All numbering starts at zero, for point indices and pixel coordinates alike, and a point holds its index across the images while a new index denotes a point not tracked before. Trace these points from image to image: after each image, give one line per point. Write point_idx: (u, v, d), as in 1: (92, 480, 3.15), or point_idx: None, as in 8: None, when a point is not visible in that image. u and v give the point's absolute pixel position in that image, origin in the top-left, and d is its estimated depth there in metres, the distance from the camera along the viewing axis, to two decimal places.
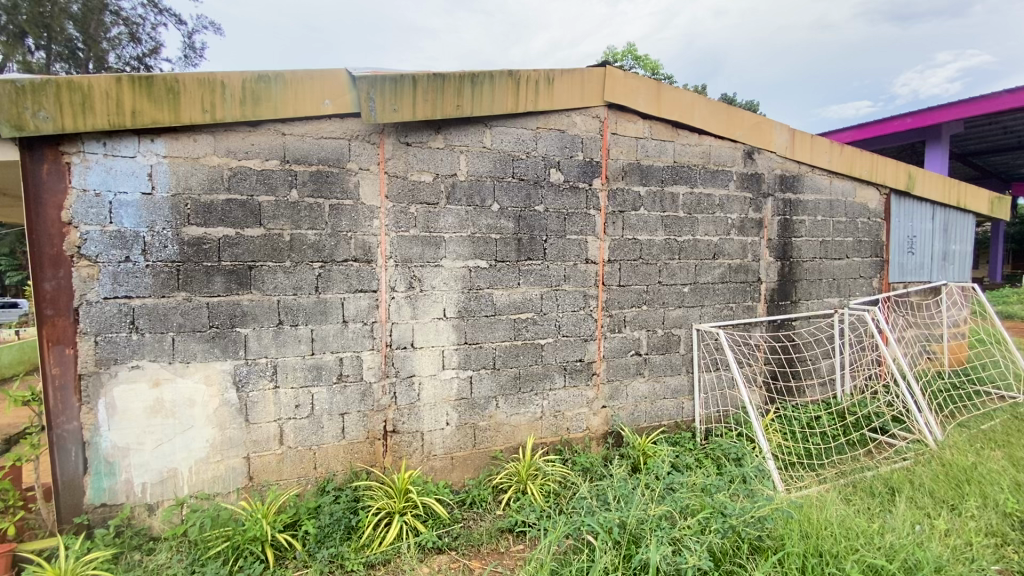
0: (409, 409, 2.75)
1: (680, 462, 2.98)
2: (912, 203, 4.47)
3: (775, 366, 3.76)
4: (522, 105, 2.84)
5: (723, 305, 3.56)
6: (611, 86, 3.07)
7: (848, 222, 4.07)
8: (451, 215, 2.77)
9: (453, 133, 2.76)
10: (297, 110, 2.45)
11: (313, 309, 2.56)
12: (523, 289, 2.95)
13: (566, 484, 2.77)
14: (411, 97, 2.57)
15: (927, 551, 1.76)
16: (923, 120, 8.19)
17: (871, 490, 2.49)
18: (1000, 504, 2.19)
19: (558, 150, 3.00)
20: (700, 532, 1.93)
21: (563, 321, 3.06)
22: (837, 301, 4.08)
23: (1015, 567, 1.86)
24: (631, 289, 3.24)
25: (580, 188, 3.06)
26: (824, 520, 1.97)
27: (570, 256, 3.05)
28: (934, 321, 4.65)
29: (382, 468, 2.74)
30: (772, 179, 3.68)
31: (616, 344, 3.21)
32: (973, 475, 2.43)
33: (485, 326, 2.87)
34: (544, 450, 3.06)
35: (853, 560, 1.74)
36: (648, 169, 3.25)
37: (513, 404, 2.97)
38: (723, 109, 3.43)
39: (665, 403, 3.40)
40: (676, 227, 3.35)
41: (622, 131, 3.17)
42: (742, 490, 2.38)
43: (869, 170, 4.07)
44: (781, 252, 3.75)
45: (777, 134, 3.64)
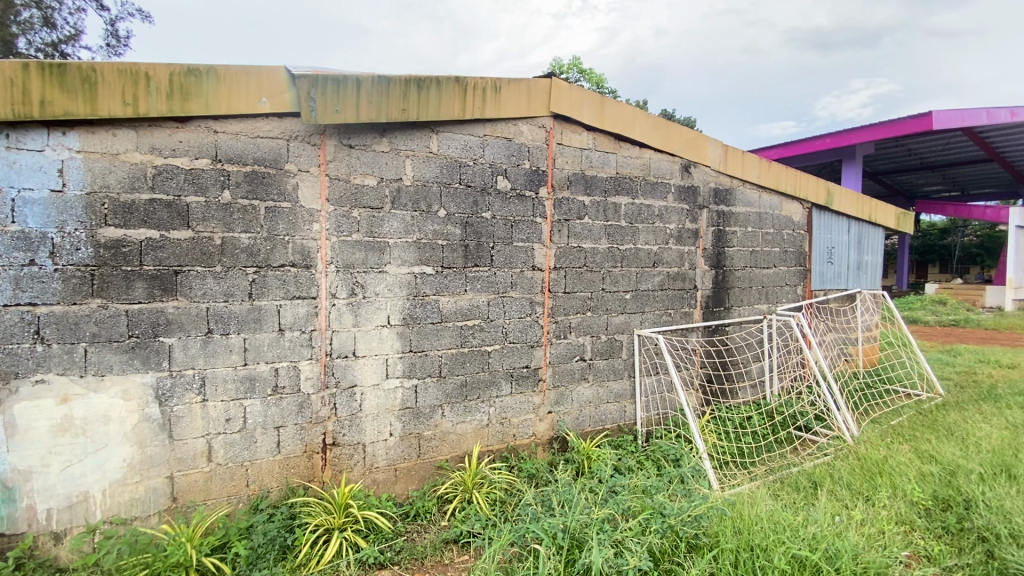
0: (350, 420, 2.65)
1: (623, 464, 3.04)
2: (830, 217, 4.84)
3: (710, 369, 3.92)
4: (468, 112, 2.83)
5: (662, 311, 3.70)
6: (557, 96, 3.13)
7: (775, 234, 4.34)
8: (396, 221, 2.71)
9: (398, 136, 2.71)
10: (231, 107, 2.33)
11: (246, 317, 2.42)
12: (470, 295, 2.93)
13: (511, 491, 2.76)
14: (354, 99, 2.50)
15: (845, 541, 1.87)
16: (839, 140, 8.90)
17: (796, 485, 2.65)
18: (907, 494, 2.38)
19: (505, 158, 3.01)
20: (640, 533, 1.98)
21: (510, 328, 3.06)
22: (766, 307, 4.34)
23: (922, 553, 2.02)
24: (576, 296, 3.30)
25: (527, 196, 3.09)
26: (754, 516, 2.07)
27: (517, 263, 3.06)
28: (850, 326, 5.05)
29: (320, 482, 2.62)
30: (706, 192, 3.87)
31: (562, 350, 3.26)
32: (885, 467, 2.63)
33: (430, 333, 2.82)
34: (490, 457, 3.04)
35: (782, 551, 1.83)
36: (592, 179, 3.33)
37: (459, 412, 2.93)
38: (663, 123, 3.58)
39: (608, 408, 3.47)
40: (619, 236, 3.46)
41: (568, 141, 3.23)
42: (680, 491, 2.47)
43: (793, 185, 4.38)
44: (715, 261, 3.95)
45: (711, 149, 3.84)
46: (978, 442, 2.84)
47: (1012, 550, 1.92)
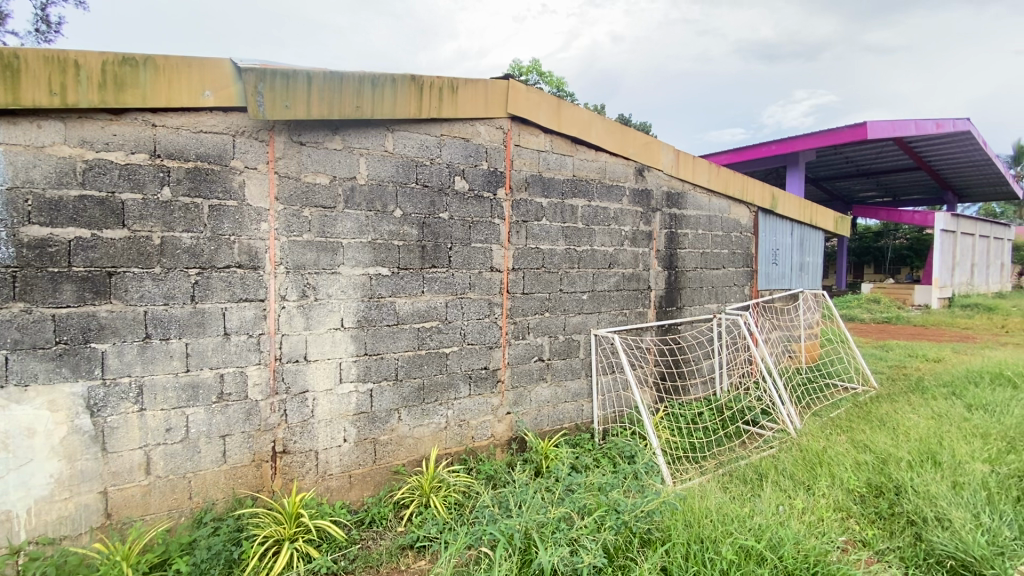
0: (302, 427, 2.56)
1: (580, 463, 3.07)
2: (775, 220, 5.08)
3: (664, 367, 4.03)
4: (425, 111, 2.80)
5: (618, 311, 3.78)
6: (514, 98, 3.13)
7: (725, 236, 4.51)
8: (349, 220, 2.64)
9: (351, 134, 2.65)
10: (171, 99, 2.21)
11: (188, 321, 2.30)
12: (427, 297, 2.89)
13: (469, 494, 2.74)
14: (305, 95, 2.42)
15: (788, 529, 1.96)
16: (785, 147, 9.34)
17: (743, 478, 2.75)
18: (844, 482, 2.52)
19: (462, 158, 3.00)
20: (595, 530, 2.01)
21: (468, 329, 3.04)
22: (716, 306, 4.51)
23: (857, 537, 2.14)
24: (534, 296, 3.31)
25: (485, 197, 3.09)
26: (704, 508, 2.14)
27: (475, 264, 3.05)
28: (794, 324, 5.31)
29: (270, 492, 2.52)
30: (660, 195, 3.97)
31: (520, 351, 3.26)
32: (824, 458, 2.78)
33: (386, 335, 2.77)
34: (448, 460, 3.01)
35: (730, 542, 1.89)
36: (550, 181, 3.35)
37: (416, 415, 2.88)
38: (618, 127, 3.65)
39: (566, 407, 3.51)
40: (575, 237, 3.50)
41: (525, 143, 3.24)
42: (634, 487, 2.52)
43: (741, 189, 4.56)
44: (668, 262, 4.07)
45: (664, 154, 3.95)
46: (907, 432, 3.04)
47: (936, 532, 2.06)
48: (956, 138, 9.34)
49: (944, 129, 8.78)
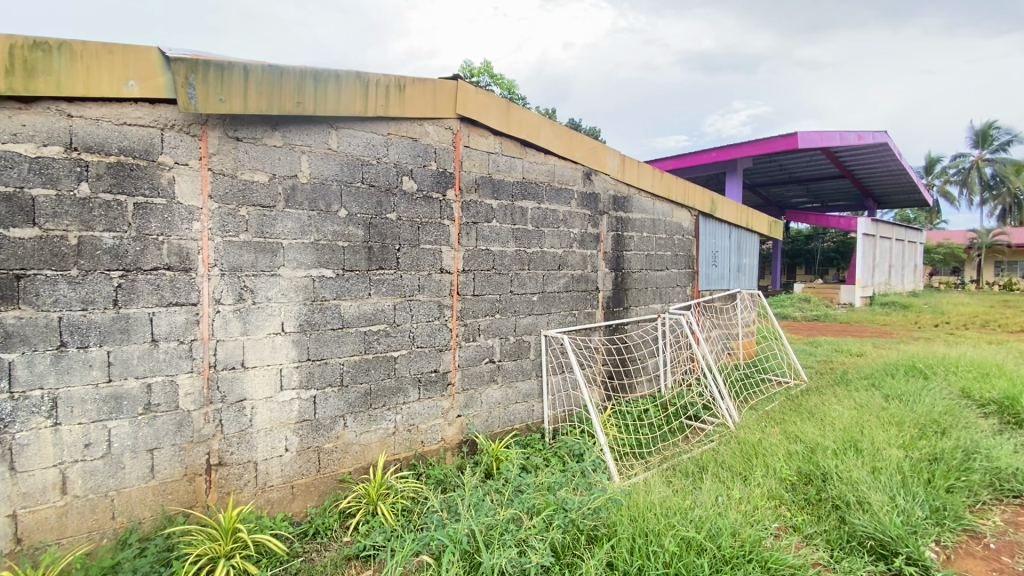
0: (239, 437, 2.43)
1: (530, 463, 3.08)
2: (715, 224, 5.31)
3: (611, 366, 4.14)
4: (371, 109, 2.73)
5: (567, 312, 3.83)
6: (462, 99, 3.11)
7: (668, 239, 4.68)
8: (290, 220, 2.54)
9: (292, 131, 2.54)
10: (89, 88, 2.04)
11: (110, 327, 2.14)
12: (374, 299, 2.82)
13: (418, 499, 2.68)
14: (241, 89, 2.31)
15: (725, 519, 2.05)
16: (725, 154, 9.76)
17: (685, 471, 2.86)
18: (777, 471, 2.67)
19: (410, 158, 2.95)
20: (543, 530, 2.02)
21: (417, 332, 2.99)
22: (660, 306, 4.68)
23: (789, 523, 2.26)
24: (484, 298, 3.30)
25: (434, 198, 3.05)
26: (648, 503, 2.20)
27: (424, 265, 3.00)
28: (732, 322, 5.59)
29: (204, 507, 2.38)
30: (606, 198, 4.07)
31: (470, 353, 3.24)
32: (759, 449, 2.93)
33: (331, 340, 2.67)
34: (396, 466, 2.94)
35: (672, 535, 1.94)
36: (499, 183, 3.36)
37: (362, 422, 2.80)
38: (566, 131, 3.70)
39: (517, 408, 3.52)
40: (525, 239, 3.52)
41: (474, 145, 3.23)
42: (582, 485, 2.57)
43: (683, 195, 4.74)
44: (615, 264, 4.18)
45: (610, 158, 4.04)
46: (833, 422, 3.25)
47: (857, 515, 2.21)
48: (875, 149, 10.11)
49: (865, 141, 9.48)
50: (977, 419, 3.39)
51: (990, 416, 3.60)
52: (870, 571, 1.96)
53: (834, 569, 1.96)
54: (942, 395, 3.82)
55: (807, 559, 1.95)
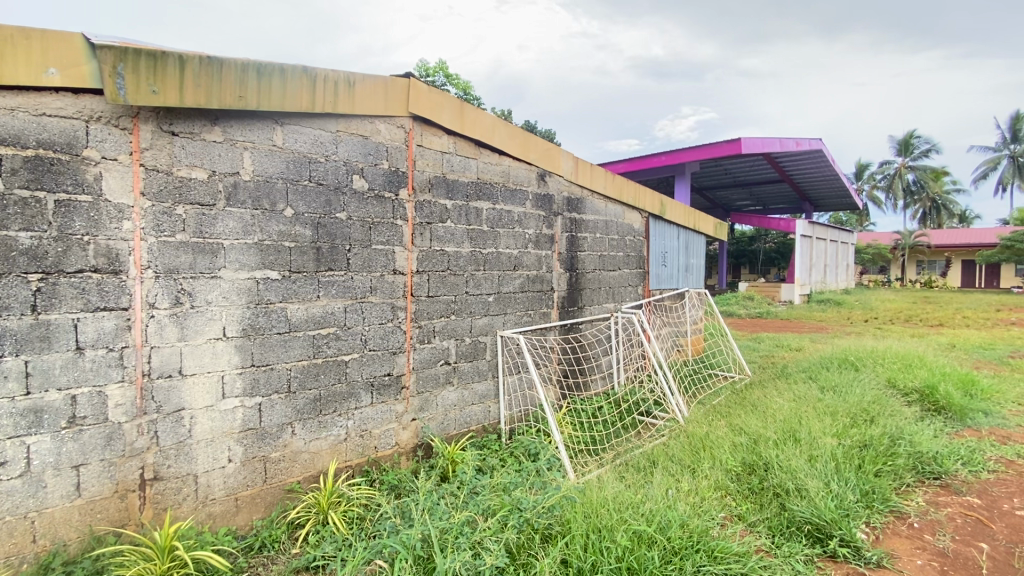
0: (176, 449, 2.30)
1: (485, 464, 3.07)
2: (664, 225, 5.48)
3: (566, 365, 4.20)
4: (319, 105, 2.64)
5: (523, 312, 3.85)
6: (415, 97, 3.06)
7: (620, 240, 4.79)
8: (232, 219, 2.42)
9: (233, 126, 2.42)
10: (2, 75, 1.87)
11: (29, 335, 1.97)
12: (324, 302, 2.73)
13: (371, 506, 2.62)
14: (176, 80, 2.18)
15: (675, 511, 2.11)
16: (674, 158, 10.13)
17: (637, 466, 2.93)
18: (723, 462, 2.78)
19: (361, 156, 2.87)
20: (498, 531, 2.02)
21: (369, 335, 2.92)
22: (613, 306, 4.78)
23: (734, 512, 2.36)
24: (439, 299, 3.27)
25: (386, 197, 2.98)
26: (601, 499, 2.23)
27: (376, 267, 2.93)
28: (681, 320, 5.79)
29: (137, 525, 2.22)
30: (560, 200, 4.12)
31: (425, 355, 3.20)
32: (706, 442, 3.05)
33: (277, 345, 2.57)
34: (349, 473, 2.86)
35: (624, 529, 1.97)
36: (453, 183, 3.33)
37: (312, 429, 2.70)
38: (520, 133, 3.72)
39: (473, 409, 3.50)
40: (480, 240, 3.51)
41: (428, 144, 3.19)
42: (536, 484, 2.58)
43: (634, 196, 4.86)
44: (569, 264, 4.23)
45: (563, 160, 4.09)
46: (774, 414, 3.42)
47: (796, 501, 2.33)
48: (811, 155, 10.73)
49: (802, 148, 10.04)
50: (901, 407, 3.65)
51: (912, 404, 3.89)
52: (808, 554, 2.07)
53: (775, 554, 2.06)
54: (871, 385, 4.09)
55: (751, 546, 2.03)
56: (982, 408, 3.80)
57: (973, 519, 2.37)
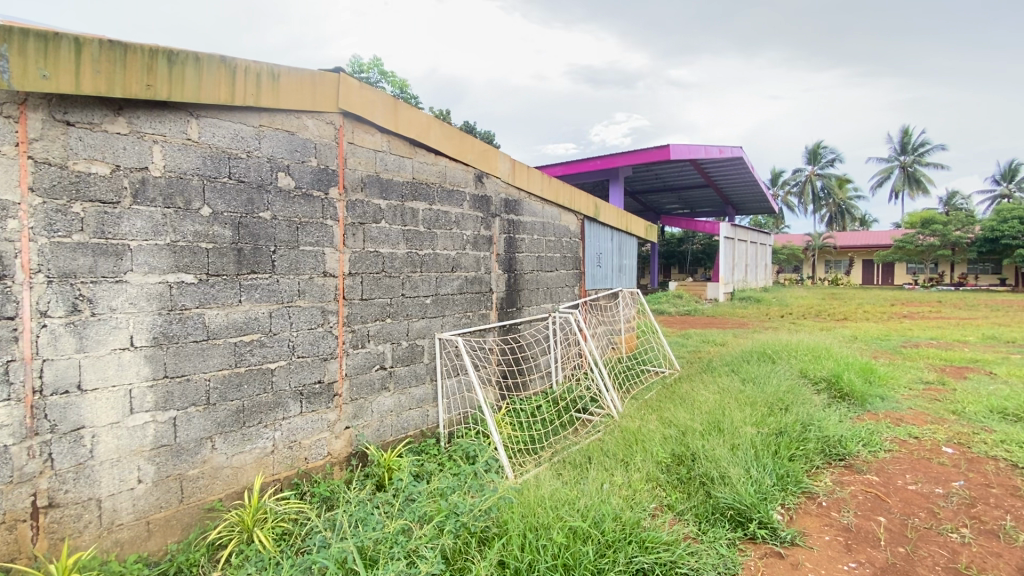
0: (75, 472, 2.07)
1: (422, 470, 3.01)
2: (598, 227, 5.64)
3: (505, 366, 4.21)
4: (240, 98, 2.48)
5: (461, 314, 3.82)
6: (345, 94, 2.95)
7: (557, 241, 4.87)
8: (139, 218, 2.22)
9: (141, 117, 2.23)
10: None
11: None
12: (246, 307, 2.57)
13: (301, 520, 2.48)
14: (72, 65, 1.98)
15: (608, 505, 2.16)
16: (609, 162, 10.45)
17: (574, 463, 2.99)
18: (654, 455, 2.89)
19: (287, 153, 2.73)
20: (434, 537, 1.99)
21: (298, 341, 2.79)
22: (550, 306, 4.86)
23: (664, 503, 2.46)
24: (374, 302, 3.17)
25: (314, 196, 2.85)
26: (538, 498, 2.25)
27: (304, 269, 2.80)
28: (615, 319, 5.98)
29: (28, 559, 1.99)
30: (497, 201, 4.13)
31: (359, 360, 3.09)
32: (639, 436, 3.16)
33: (193, 354, 2.39)
34: (277, 487, 2.71)
35: (560, 526, 2.00)
36: (387, 183, 3.25)
37: (234, 442, 2.53)
38: (455, 133, 3.68)
39: (410, 414, 3.43)
40: (417, 241, 3.44)
41: (360, 142, 3.09)
42: (474, 487, 2.56)
43: (569, 199, 4.96)
44: (507, 265, 4.25)
45: (500, 162, 4.10)
46: (700, 407, 3.60)
47: (720, 488, 2.46)
48: (733, 162, 11.44)
49: (725, 155, 10.69)
50: (812, 396, 3.96)
51: (821, 392, 4.23)
52: (730, 538, 2.19)
53: (701, 540, 2.16)
54: (786, 376, 4.41)
55: (678, 534, 2.12)
56: (879, 394, 4.21)
57: (872, 495, 2.61)
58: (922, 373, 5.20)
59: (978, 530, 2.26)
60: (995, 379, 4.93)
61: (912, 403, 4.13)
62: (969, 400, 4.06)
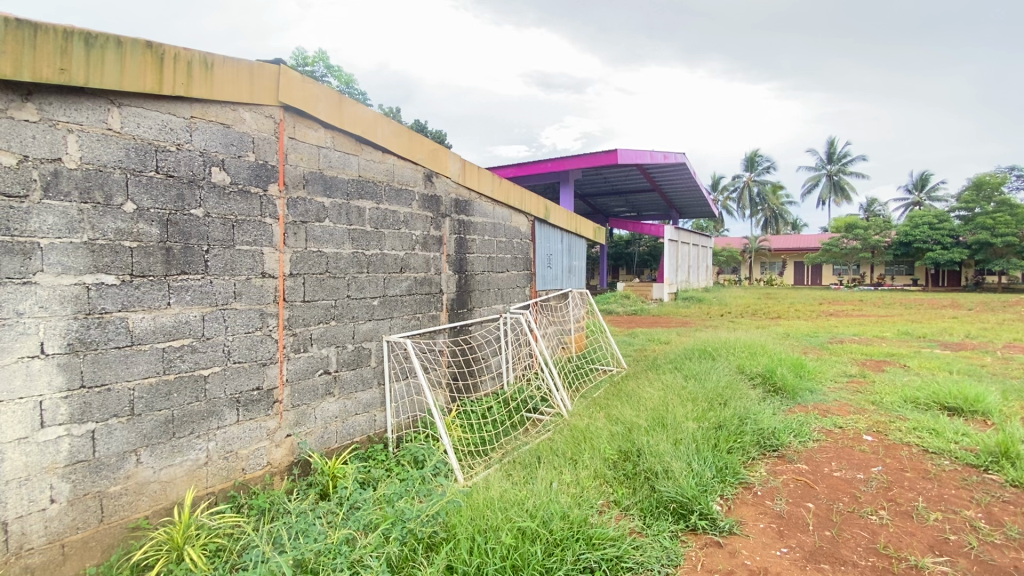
0: None
1: (369, 477, 2.93)
2: (548, 228, 5.70)
3: (455, 368, 4.17)
4: (168, 86, 2.33)
5: (410, 315, 3.75)
6: (286, 87, 2.83)
7: (507, 242, 4.88)
8: (52, 214, 2.03)
9: (54, 103, 2.04)
10: None
11: None
12: (176, 310, 2.41)
13: (237, 535, 2.35)
14: None
15: (557, 504, 2.18)
16: (559, 164, 10.60)
17: (524, 463, 3.00)
18: (602, 452, 2.95)
19: (221, 147, 2.58)
20: (380, 545, 1.93)
21: (234, 346, 2.64)
22: (501, 307, 4.87)
23: (611, 499, 2.51)
24: (317, 304, 3.06)
25: (252, 193, 2.71)
26: (486, 500, 2.24)
27: (241, 270, 2.66)
28: (565, 319, 6.06)
29: None
30: (447, 201, 4.08)
31: (301, 365, 2.97)
32: (587, 434, 3.22)
33: (115, 361, 2.21)
34: (210, 501, 2.56)
35: (508, 527, 2.00)
36: (332, 180, 3.14)
37: (162, 455, 2.36)
38: (403, 131, 3.61)
39: (356, 420, 3.33)
40: (363, 241, 3.35)
41: (301, 137, 2.97)
42: (422, 492, 2.52)
43: (519, 200, 4.99)
44: (457, 266, 4.22)
45: (449, 162, 4.06)
46: (646, 403, 3.72)
47: (663, 482, 2.53)
48: (677, 168, 11.90)
49: (669, 160, 11.10)
50: (749, 391, 4.17)
51: (757, 387, 4.47)
52: (673, 530, 2.26)
53: (646, 533, 2.22)
54: (724, 372, 4.63)
55: (624, 529, 2.16)
56: (808, 387, 4.49)
57: (802, 483, 2.77)
58: (845, 366, 5.59)
59: (894, 512, 2.45)
60: (907, 371, 5.37)
61: (838, 395, 4.43)
62: (886, 391, 4.40)
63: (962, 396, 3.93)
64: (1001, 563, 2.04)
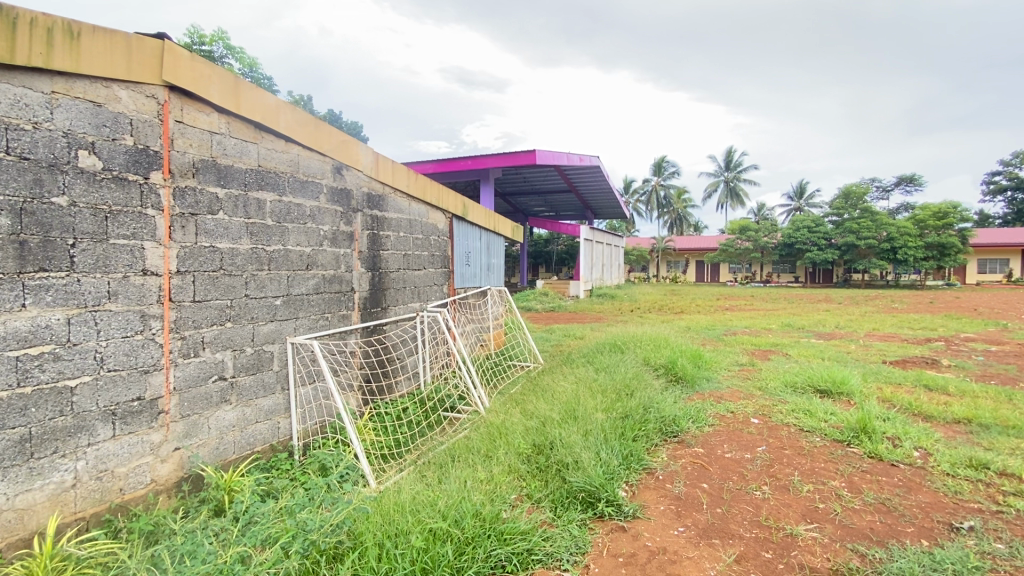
0: None
1: (271, 488, 2.75)
2: (466, 226, 5.68)
3: (368, 369, 4.04)
4: (22, 54, 2.01)
5: (318, 316, 3.57)
6: (171, 65, 2.56)
7: (423, 239, 4.80)
8: None
9: None
10: None
11: None
12: (33, 313, 2.10)
13: (112, 562, 2.10)
14: None
15: (468, 502, 2.18)
16: (479, 163, 10.62)
17: (438, 463, 2.98)
18: (516, 447, 3.00)
19: (91, 128, 2.29)
20: (278, 560, 1.82)
21: (109, 352, 2.35)
22: (416, 305, 4.78)
23: (524, 493, 2.56)
24: (210, 304, 2.81)
25: (129, 181, 2.43)
26: (396, 504, 2.19)
27: (116, 267, 2.37)
28: (483, 317, 6.08)
29: None
30: (359, 195, 3.93)
31: (192, 371, 2.72)
32: (503, 430, 3.26)
33: None
34: (80, 527, 2.26)
35: (419, 530, 1.96)
36: (227, 170, 2.90)
37: (16, 479, 2.05)
38: (309, 120, 3.42)
39: (258, 428, 3.12)
40: (264, 236, 3.13)
41: (190, 121, 2.71)
42: (327, 501, 2.40)
43: (436, 197, 4.91)
44: (370, 264, 4.08)
45: (361, 154, 3.91)
46: (559, 397, 3.83)
47: (573, 473, 2.62)
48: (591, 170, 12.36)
49: (585, 162, 11.50)
50: (653, 381, 4.45)
51: (660, 377, 4.77)
52: (582, 519, 2.36)
53: (556, 524, 2.30)
54: (632, 365, 4.89)
55: (535, 522, 2.21)
56: (705, 376, 4.87)
57: (698, 465, 2.99)
58: (738, 356, 6.13)
59: (774, 486, 2.72)
60: (788, 359, 6.00)
61: (730, 382, 4.85)
62: (770, 377, 4.88)
63: (831, 380, 4.46)
64: (858, 525, 2.33)
